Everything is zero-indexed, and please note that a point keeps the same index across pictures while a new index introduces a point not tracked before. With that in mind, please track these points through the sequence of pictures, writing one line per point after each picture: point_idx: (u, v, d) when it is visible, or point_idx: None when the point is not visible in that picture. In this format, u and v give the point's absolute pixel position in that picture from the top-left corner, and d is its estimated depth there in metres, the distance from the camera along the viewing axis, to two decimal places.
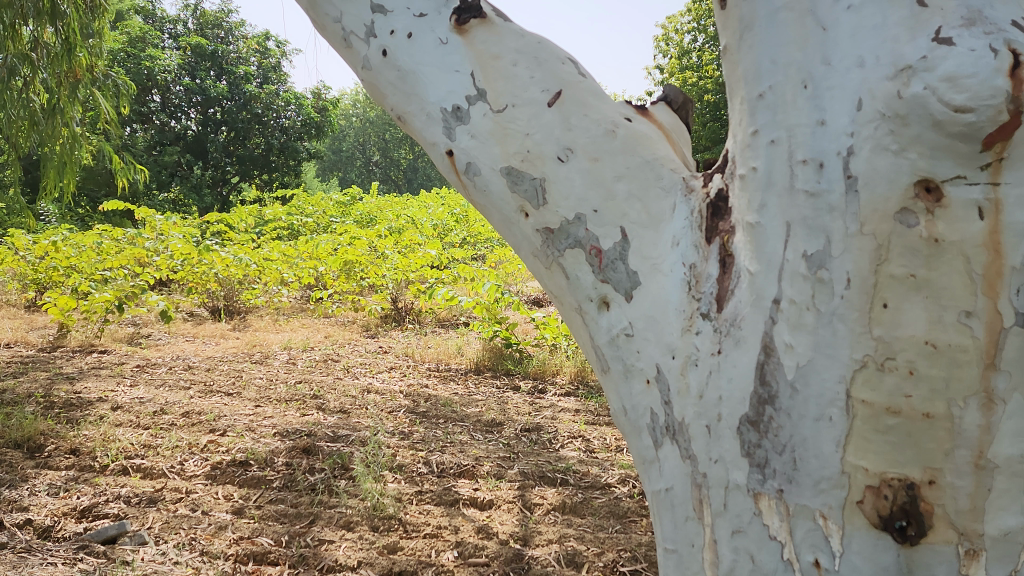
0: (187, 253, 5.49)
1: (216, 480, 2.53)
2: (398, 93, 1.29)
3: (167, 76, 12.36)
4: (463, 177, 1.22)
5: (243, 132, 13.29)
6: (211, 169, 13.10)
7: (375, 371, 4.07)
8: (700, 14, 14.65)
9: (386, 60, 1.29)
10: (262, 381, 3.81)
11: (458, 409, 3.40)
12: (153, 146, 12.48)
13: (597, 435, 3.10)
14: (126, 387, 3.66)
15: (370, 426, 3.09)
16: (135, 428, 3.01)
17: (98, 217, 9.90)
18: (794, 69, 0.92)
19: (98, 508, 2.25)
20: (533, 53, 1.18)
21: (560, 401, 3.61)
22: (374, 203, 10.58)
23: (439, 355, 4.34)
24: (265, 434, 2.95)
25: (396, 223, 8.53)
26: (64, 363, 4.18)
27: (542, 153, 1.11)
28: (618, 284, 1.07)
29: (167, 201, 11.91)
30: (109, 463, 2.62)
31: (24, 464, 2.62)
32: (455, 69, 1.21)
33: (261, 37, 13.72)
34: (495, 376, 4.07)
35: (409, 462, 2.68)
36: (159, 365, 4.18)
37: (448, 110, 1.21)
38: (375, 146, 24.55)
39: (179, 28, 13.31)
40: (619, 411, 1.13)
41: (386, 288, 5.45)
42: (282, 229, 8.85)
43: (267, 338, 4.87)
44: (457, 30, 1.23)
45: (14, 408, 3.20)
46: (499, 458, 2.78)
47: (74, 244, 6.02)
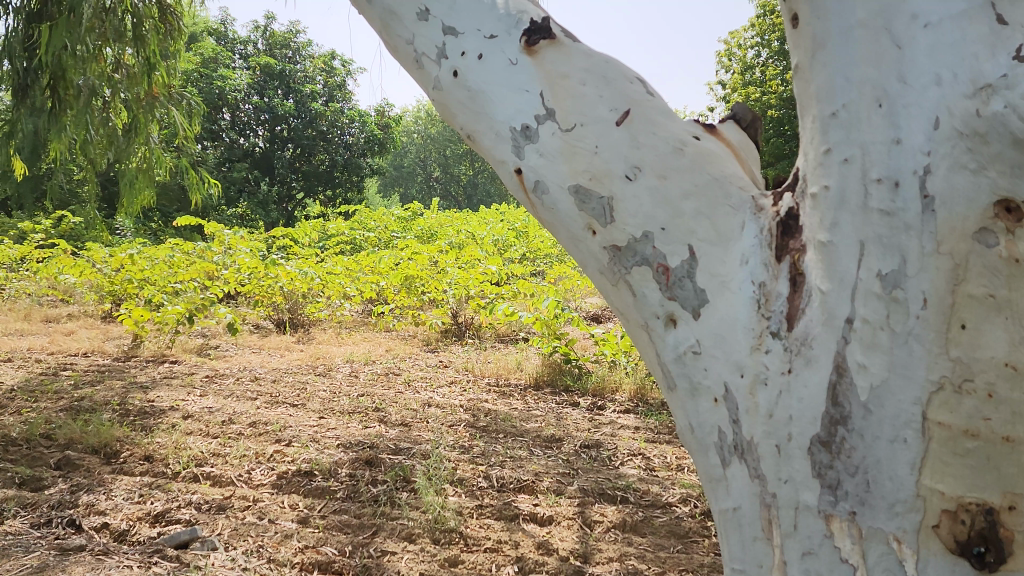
0: (255, 267, 5.65)
1: (282, 489, 2.59)
2: (467, 112, 1.32)
3: (238, 95, 12.75)
4: (532, 196, 1.24)
5: (308, 149, 13.61)
6: (278, 185, 13.44)
7: (436, 385, 4.11)
8: (764, 28, 14.45)
9: (456, 80, 1.32)
10: (326, 393, 3.88)
11: (518, 424, 3.41)
12: (223, 163, 12.85)
13: (657, 453, 3.07)
14: (196, 397, 3.77)
15: (431, 439, 3.13)
16: (205, 437, 3.09)
17: (170, 232, 10.22)
18: (868, 87, 0.91)
19: (170, 513, 2.32)
20: (601, 72, 1.19)
21: (620, 418, 3.59)
22: (435, 219, 10.71)
23: (499, 370, 4.37)
24: (329, 445, 3.01)
25: (457, 239, 8.63)
26: (138, 373, 4.33)
27: (610, 171, 1.12)
28: (686, 301, 1.07)
29: (234, 216, 12.24)
30: (181, 470, 2.70)
31: (101, 469, 2.72)
32: (524, 88, 1.23)
33: (327, 57, 14.08)
34: (554, 392, 4.06)
35: (470, 476, 2.70)
36: (227, 375, 4.29)
37: (517, 129, 1.23)
38: (436, 162, 24.81)
39: (249, 49, 13.74)
40: (686, 429, 1.12)
41: (447, 303, 5.51)
42: (345, 243, 9.02)
43: (331, 351, 4.97)
44: (527, 51, 1.25)
45: (92, 415, 3.32)
46: (559, 474, 2.78)
47: (148, 257, 6.25)
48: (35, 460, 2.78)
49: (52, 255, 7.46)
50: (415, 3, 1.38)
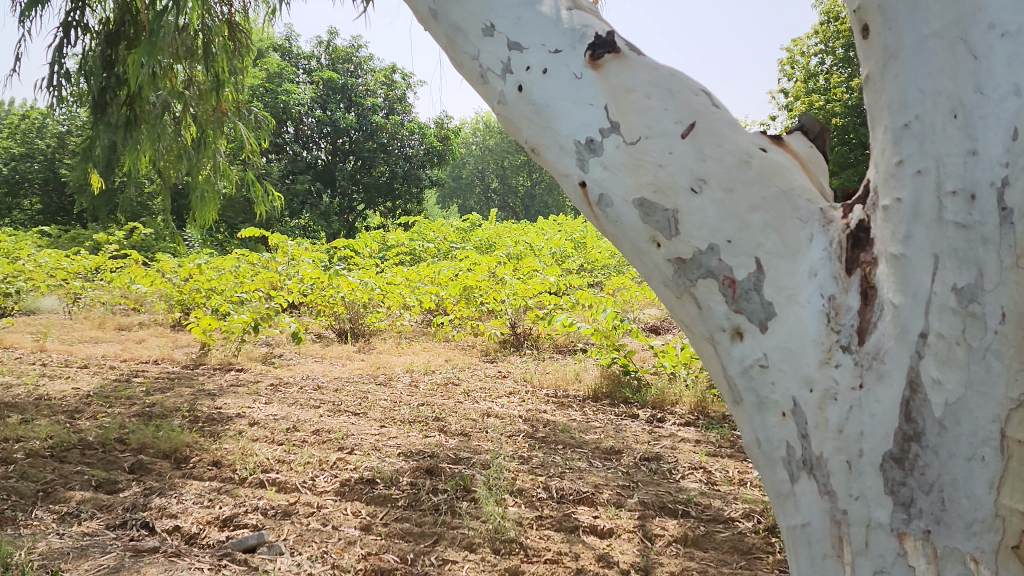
0: (317, 277, 5.77)
1: (344, 496, 2.63)
2: (532, 126, 1.33)
3: (302, 109, 13.05)
4: (596, 209, 1.24)
5: (369, 161, 13.84)
6: (340, 197, 13.69)
7: (495, 395, 4.12)
8: (828, 35, 14.20)
9: (522, 95, 1.33)
10: (387, 402, 3.93)
11: (577, 435, 3.41)
12: (287, 175, 13.14)
13: (719, 467, 3.03)
14: (261, 404, 3.86)
15: (490, 449, 3.14)
16: (270, 444, 3.17)
17: (235, 243, 10.49)
18: (943, 98, 0.90)
19: (238, 518, 2.38)
20: (666, 86, 1.20)
21: (680, 430, 3.55)
22: (493, 230, 10.77)
23: (557, 382, 4.36)
24: (390, 454, 3.05)
25: (515, 249, 8.66)
26: (206, 380, 4.45)
27: (674, 184, 1.12)
28: (752, 314, 1.06)
29: (297, 227, 12.49)
30: (247, 476, 2.77)
31: (172, 473, 2.81)
32: (588, 102, 1.24)
33: (388, 70, 14.32)
34: (613, 404, 4.03)
35: (529, 486, 2.71)
36: (291, 384, 4.38)
37: (582, 143, 1.24)
38: (494, 173, 24.91)
39: (313, 64, 14.07)
40: (753, 444, 1.11)
41: (505, 313, 5.53)
42: (405, 254, 9.13)
43: (391, 361, 5.03)
44: (591, 65, 1.26)
45: (163, 421, 3.43)
46: (619, 486, 2.76)
47: (215, 268, 6.43)
48: (109, 464, 2.89)
49: (125, 265, 7.73)
50: (480, 19, 1.40)
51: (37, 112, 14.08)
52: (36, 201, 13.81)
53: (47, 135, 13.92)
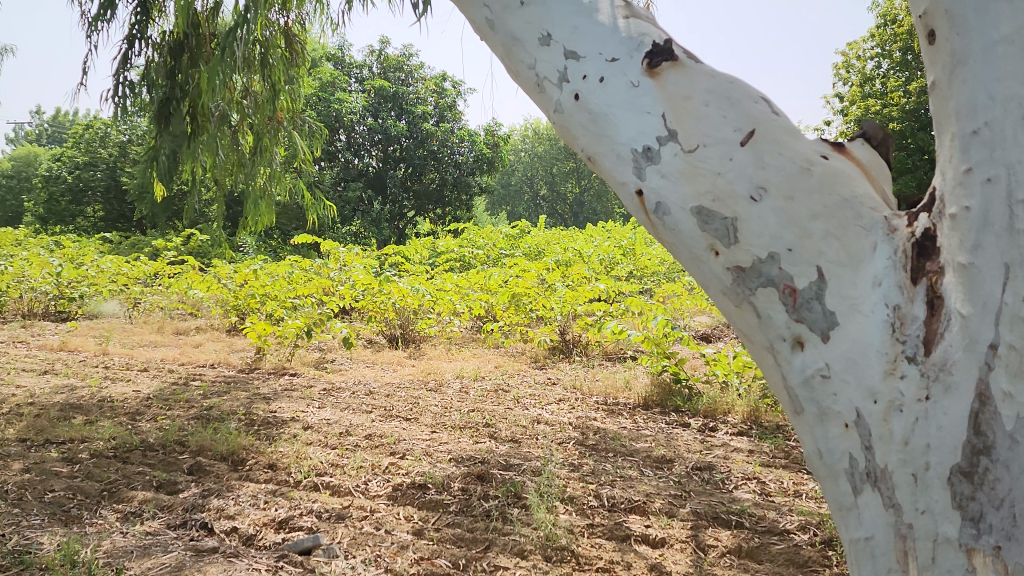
0: (369, 283, 5.85)
1: (397, 501, 2.65)
2: (589, 135, 1.34)
3: (353, 117, 13.26)
4: (652, 217, 1.25)
5: (419, 169, 13.96)
6: (390, 204, 13.83)
7: (545, 402, 4.12)
8: (885, 38, 13.89)
9: (578, 103, 1.34)
10: (438, 408, 3.95)
11: (628, 443, 3.39)
12: (339, 182, 13.32)
13: (773, 477, 2.99)
14: (315, 409, 3.92)
15: (541, 456, 3.14)
16: (324, 448, 3.21)
17: (288, 249, 10.68)
18: (1014, 104, 0.98)
19: (294, 519, 2.42)
20: (724, 93, 1.20)
21: (732, 440, 3.50)
22: (542, 237, 10.77)
23: (607, 390, 4.35)
24: (441, 459, 3.07)
25: (564, 256, 8.65)
26: (261, 384, 4.53)
27: (733, 193, 1.14)
28: (814, 324, 1.09)
29: (349, 234, 12.64)
30: (302, 479, 2.82)
31: (229, 475, 2.87)
32: (644, 110, 1.25)
33: (438, 78, 14.45)
34: (664, 413, 4.00)
35: (580, 494, 2.70)
36: (343, 389, 4.44)
37: (639, 151, 1.25)
38: (543, 180, 24.86)
39: (365, 72, 14.28)
40: (814, 455, 1.15)
41: (555, 320, 5.53)
42: (454, 261, 9.19)
43: (441, 367, 5.07)
44: (648, 73, 1.27)
45: (220, 424, 3.51)
46: (670, 495, 2.74)
47: (270, 273, 6.55)
48: (170, 465, 2.96)
49: (183, 271, 7.93)
50: (537, 29, 1.42)
51: (100, 122, 14.50)
52: (98, 208, 14.23)
53: (108, 143, 14.34)
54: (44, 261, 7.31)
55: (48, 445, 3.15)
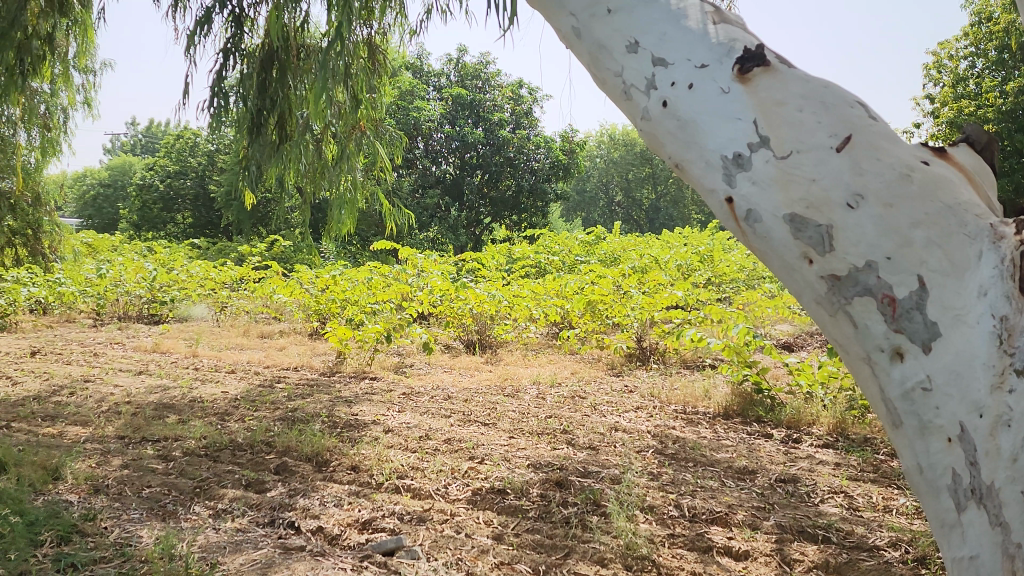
0: (446, 289, 5.93)
1: (476, 505, 2.68)
2: (676, 141, 1.37)
3: (431, 125, 13.46)
4: (743, 224, 1.28)
5: (496, 175, 14.05)
6: (467, 210, 13.97)
7: (622, 410, 4.09)
8: (980, 37, 13.32)
9: (667, 110, 1.37)
10: (516, 414, 3.97)
11: (708, 453, 3.34)
12: (417, 189, 13.54)
13: (861, 492, 2.89)
14: (395, 412, 3.98)
15: (619, 464, 3.12)
16: (405, 451, 3.27)
17: (368, 255, 10.89)
18: None
19: (376, 521, 2.47)
20: (819, 99, 1.23)
21: (817, 452, 3.41)
22: (619, 243, 10.70)
23: (686, 398, 4.30)
24: (520, 465, 3.08)
25: (640, 262, 8.58)
26: (343, 388, 4.63)
27: (829, 200, 1.16)
28: (914, 335, 1.10)
29: (426, 240, 12.81)
30: (384, 481, 2.87)
31: (314, 475, 2.95)
32: (735, 116, 1.27)
33: (515, 85, 14.53)
34: (745, 423, 3.92)
35: (660, 503, 2.67)
36: (422, 393, 4.50)
37: (729, 158, 1.27)
38: (619, 186, 24.67)
39: (442, 81, 14.48)
40: (914, 469, 1.15)
41: (631, 327, 5.48)
42: (530, 267, 9.21)
43: (518, 372, 5.09)
44: (739, 79, 1.29)
45: (306, 426, 3.61)
46: (754, 507, 2.69)
47: (350, 278, 6.70)
48: (258, 464, 3.06)
49: (267, 276, 8.18)
50: (625, 36, 1.46)
51: (190, 132, 15.09)
52: (187, 215, 14.82)
53: (197, 153, 14.90)
54: (139, 267, 7.65)
55: (144, 442, 3.29)
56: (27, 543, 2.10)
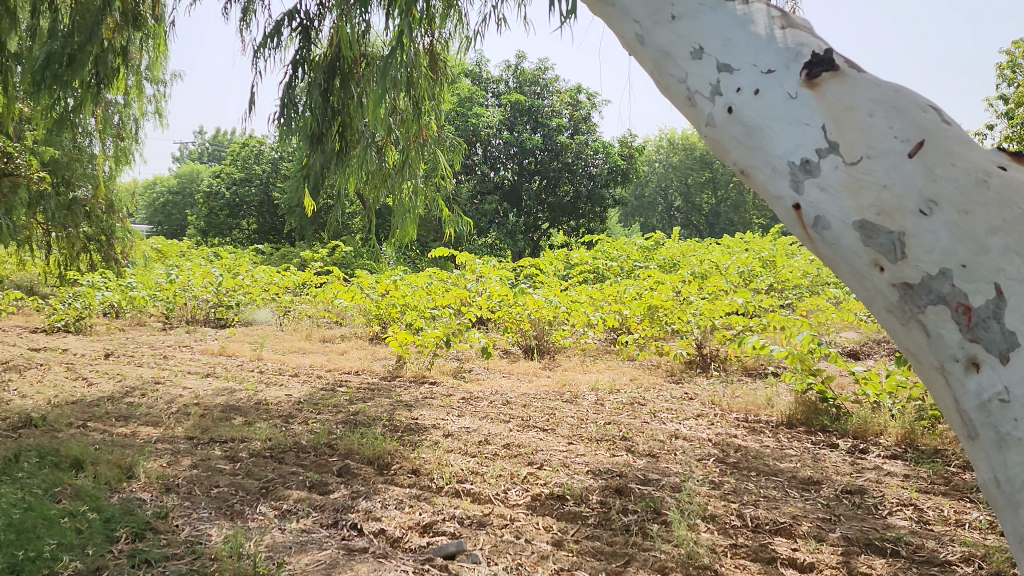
0: (505, 294, 5.95)
1: (535, 510, 2.68)
2: (742, 147, 1.39)
3: (490, 131, 13.55)
4: (811, 231, 1.28)
5: (554, 181, 14.07)
6: (525, 216, 14.00)
7: (682, 417, 4.05)
8: None
9: (733, 116, 1.39)
10: (574, 420, 3.96)
11: (771, 462, 3.28)
12: (476, 195, 13.63)
13: (932, 505, 2.81)
14: (455, 417, 4.02)
15: (679, 472, 3.09)
16: (464, 455, 3.29)
17: (427, 261, 11.00)
18: None
19: (437, 525, 2.49)
20: (890, 103, 1.22)
21: (885, 463, 3.32)
22: (678, 248, 10.59)
23: (748, 406, 4.24)
24: (579, 471, 3.07)
25: (700, 268, 8.48)
26: (403, 392, 4.69)
27: (901, 207, 1.16)
28: (992, 345, 1.07)
29: (484, 246, 12.88)
30: (444, 485, 2.90)
31: (376, 478, 2.99)
32: (804, 122, 1.29)
33: (573, 91, 14.53)
34: (809, 432, 3.84)
35: (722, 513, 2.64)
36: (481, 398, 4.52)
37: (797, 164, 1.29)
38: (678, 191, 24.42)
39: (501, 87, 14.56)
40: (992, 482, 1.12)
41: (692, 333, 5.42)
42: (589, 273, 9.19)
43: (576, 378, 5.08)
44: (807, 84, 1.30)
45: (367, 429, 3.66)
46: (819, 518, 2.63)
47: (410, 283, 6.78)
48: (321, 466, 3.11)
49: (329, 281, 8.33)
50: (689, 42, 1.48)
51: (255, 140, 15.46)
52: (252, 221, 15.19)
53: (262, 160, 15.27)
54: (207, 272, 7.86)
55: (212, 443, 3.38)
56: (103, 539, 2.18)
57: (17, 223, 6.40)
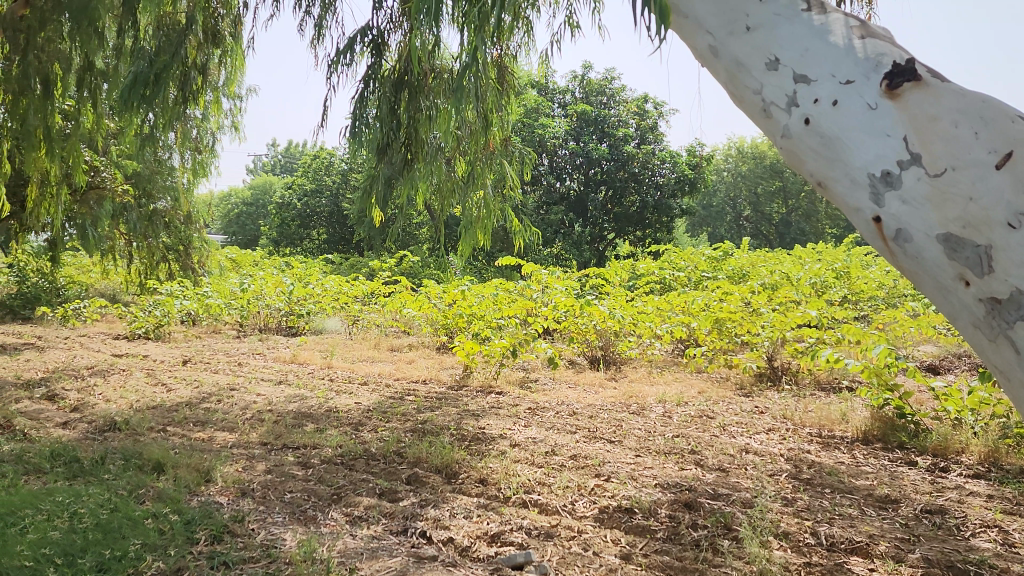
0: (570, 305, 5.95)
1: (603, 523, 2.67)
2: (820, 158, 1.54)
3: (556, 141, 13.57)
4: (892, 243, 1.42)
5: (620, 191, 14.00)
6: (591, 226, 13.96)
7: (753, 431, 3.98)
8: None
9: (809, 128, 1.54)
10: (642, 432, 3.93)
11: (846, 479, 3.20)
12: (542, 206, 13.64)
13: (1018, 527, 2.69)
14: (521, 427, 4.02)
15: (751, 488, 3.04)
16: (531, 465, 3.29)
17: (492, 271, 11.06)
18: None
19: (505, 535, 2.50)
20: (976, 112, 1.32)
21: (967, 483, 3.20)
22: (747, 259, 10.39)
23: (822, 421, 4.14)
24: (647, 484, 3.05)
25: (770, 279, 8.32)
26: (470, 401, 4.71)
27: (988, 219, 1.27)
28: None
29: (550, 256, 12.87)
30: (511, 495, 2.90)
31: (444, 487, 3.02)
32: (885, 133, 1.42)
33: (640, 100, 14.46)
34: (886, 449, 3.73)
35: (795, 530, 2.58)
36: (548, 408, 4.52)
37: (878, 175, 1.42)
38: (747, 201, 23.99)
39: (567, 97, 14.58)
40: None
41: (762, 346, 5.32)
42: (655, 283, 9.10)
43: (643, 390, 5.03)
44: (887, 95, 1.43)
45: (435, 438, 3.70)
46: (897, 539, 2.55)
47: (477, 293, 6.84)
48: (390, 474, 3.16)
49: (397, 290, 8.45)
50: (765, 54, 1.64)
51: (325, 152, 15.80)
52: (321, 231, 15.51)
53: (333, 171, 15.60)
54: (278, 282, 8.03)
55: (285, 449, 3.47)
56: (184, 540, 2.26)
57: (101, 234, 6.68)
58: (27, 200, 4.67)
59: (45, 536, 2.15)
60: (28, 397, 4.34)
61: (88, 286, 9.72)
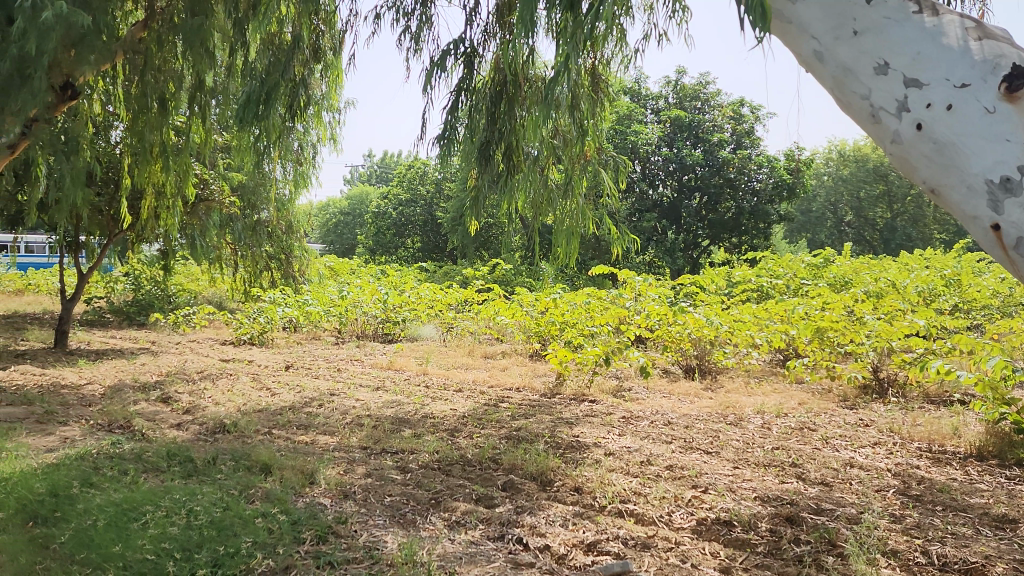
0: (664, 313, 5.88)
1: (701, 535, 2.63)
2: (932, 165, 1.51)
3: (649, 148, 13.44)
4: (1011, 251, 1.42)
5: (715, 198, 13.77)
6: (684, 233, 13.78)
7: (858, 445, 3.84)
8: None
9: (922, 134, 1.51)
10: (740, 443, 3.85)
11: (960, 497, 3.05)
12: (635, 213, 13.54)
13: None
14: (616, 436, 4.00)
15: (856, 504, 2.93)
16: (627, 475, 3.28)
17: (584, 279, 11.03)
18: None
19: (601, 544, 2.50)
20: None
21: None
22: (850, 266, 10.02)
23: (932, 436, 3.96)
24: (746, 497, 2.99)
25: (875, 286, 8.00)
26: (564, 409, 4.72)
27: None
28: None
29: (642, 263, 12.75)
30: (607, 505, 2.90)
31: (539, 494, 3.03)
32: (1004, 138, 1.41)
33: (736, 104, 14.16)
34: (1003, 466, 3.53)
35: (905, 548, 2.49)
36: (642, 417, 4.48)
37: (996, 181, 1.41)
38: (849, 205, 23.13)
39: (660, 103, 14.47)
40: None
41: (867, 356, 5.12)
42: (752, 291, 8.90)
43: (740, 401, 4.93)
44: (1007, 99, 1.42)
45: (530, 445, 3.72)
46: (1016, 560, 2.42)
47: (569, 300, 6.84)
48: (486, 480, 3.20)
49: (490, 298, 8.51)
50: (873, 58, 1.60)
51: (420, 162, 16.08)
52: (416, 239, 15.79)
53: (426, 181, 15.86)
54: (375, 288, 8.22)
55: (384, 453, 3.56)
56: (291, 540, 2.34)
57: (210, 245, 7.00)
58: (143, 212, 4.94)
59: (164, 531, 2.28)
60: (145, 399, 4.59)
61: (197, 293, 10.19)
